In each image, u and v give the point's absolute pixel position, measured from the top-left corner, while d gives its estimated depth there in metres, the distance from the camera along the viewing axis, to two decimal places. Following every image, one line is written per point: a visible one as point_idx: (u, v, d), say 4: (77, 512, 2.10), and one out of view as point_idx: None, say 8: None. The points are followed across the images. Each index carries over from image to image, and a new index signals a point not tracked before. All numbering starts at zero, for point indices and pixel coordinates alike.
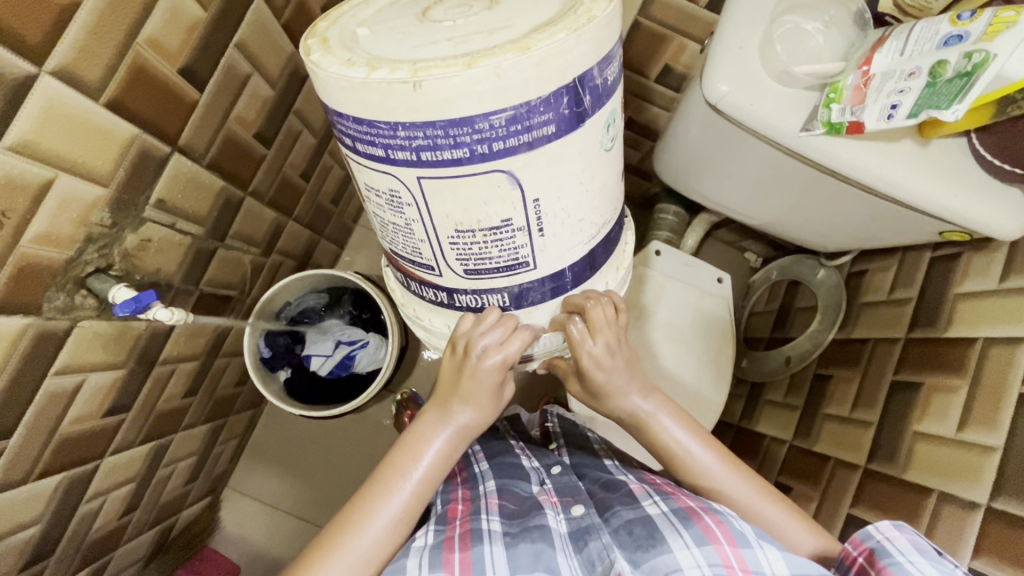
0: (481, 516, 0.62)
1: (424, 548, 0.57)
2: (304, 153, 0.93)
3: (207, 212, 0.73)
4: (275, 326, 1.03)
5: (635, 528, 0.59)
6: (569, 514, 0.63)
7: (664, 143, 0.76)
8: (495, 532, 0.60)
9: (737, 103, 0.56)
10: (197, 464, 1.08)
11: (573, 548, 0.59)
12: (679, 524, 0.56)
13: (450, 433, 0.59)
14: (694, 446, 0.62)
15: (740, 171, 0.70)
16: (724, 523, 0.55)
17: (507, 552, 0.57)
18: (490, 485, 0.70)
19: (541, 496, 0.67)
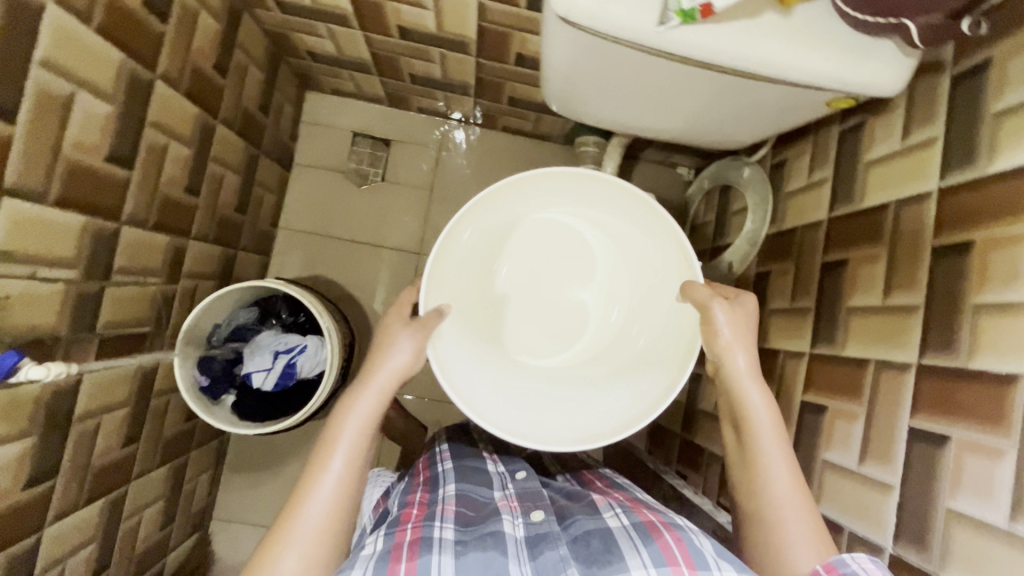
0: (434, 524, 0.67)
1: (371, 556, 0.61)
2: (182, 166, 0.87)
3: (75, 252, 0.68)
4: (208, 351, 0.98)
5: (592, 540, 0.66)
6: (529, 519, 0.70)
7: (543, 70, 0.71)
8: (445, 541, 0.64)
9: (588, 10, 0.52)
10: (169, 506, 1.05)
11: (529, 554, 0.66)
12: (638, 540, 0.63)
13: (371, 395, 0.67)
14: (771, 439, 0.65)
15: (629, 81, 0.67)
16: (683, 541, 0.62)
17: (456, 561, 0.62)
18: (449, 492, 0.76)
19: (501, 502, 0.74)
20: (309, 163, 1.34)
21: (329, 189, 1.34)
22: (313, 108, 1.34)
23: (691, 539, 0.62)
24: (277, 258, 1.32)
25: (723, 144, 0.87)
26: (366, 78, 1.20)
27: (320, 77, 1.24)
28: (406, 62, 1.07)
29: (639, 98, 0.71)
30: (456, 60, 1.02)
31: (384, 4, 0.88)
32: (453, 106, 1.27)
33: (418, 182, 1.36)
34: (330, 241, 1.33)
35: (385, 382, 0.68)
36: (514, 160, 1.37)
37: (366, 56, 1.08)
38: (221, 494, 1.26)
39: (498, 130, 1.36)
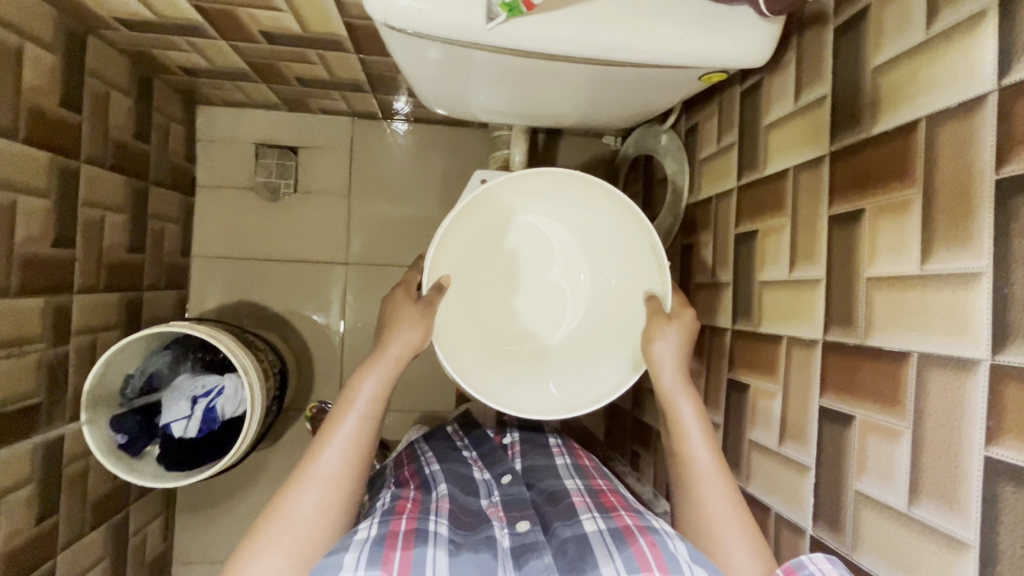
0: (429, 518, 0.65)
1: (366, 541, 0.59)
2: (41, 220, 0.79)
3: None
4: (122, 406, 0.93)
5: (568, 547, 0.63)
6: (514, 529, 0.69)
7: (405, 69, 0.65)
8: (440, 537, 0.62)
9: (408, 13, 0.46)
10: (115, 565, 1.02)
11: (514, 564, 0.64)
12: (615, 547, 0.61)
13: (386, 365, 0.68)
14: (699, 440, 0.67)
15: (492, 73, 0.61)
16: (657, 545, 0.60)
17: (450, 559, 0.60)
18: (441, 490, 0.75)
19: (489, 510, 0.73)
20: (212, 184, 1.25)
21: (239, 209, 1.26)
22: (207, 125, 1.24)
23: (665, 544, 0.60)
24: (195, 289, 1.25)
25: (622, 121, 0.82)
26: (253, 86, 1.11)
27: (205, 90, 1.14)
28: (287, 67, 0.98)
29: (514, 89, 0.65)
30: (337, 60, 0.94)
31: (235, 11, 0.79)
32: (354, 104, 1.19)
33: (334, 188, 1.28)
34: (250, 264, 1.26)
35: (401, 357, 0.69)
36: (431, 151, 1.30)
37: (242, 64, 0.99)
38: (178, 537, 1.22)
39: (409, 121, 1.28)
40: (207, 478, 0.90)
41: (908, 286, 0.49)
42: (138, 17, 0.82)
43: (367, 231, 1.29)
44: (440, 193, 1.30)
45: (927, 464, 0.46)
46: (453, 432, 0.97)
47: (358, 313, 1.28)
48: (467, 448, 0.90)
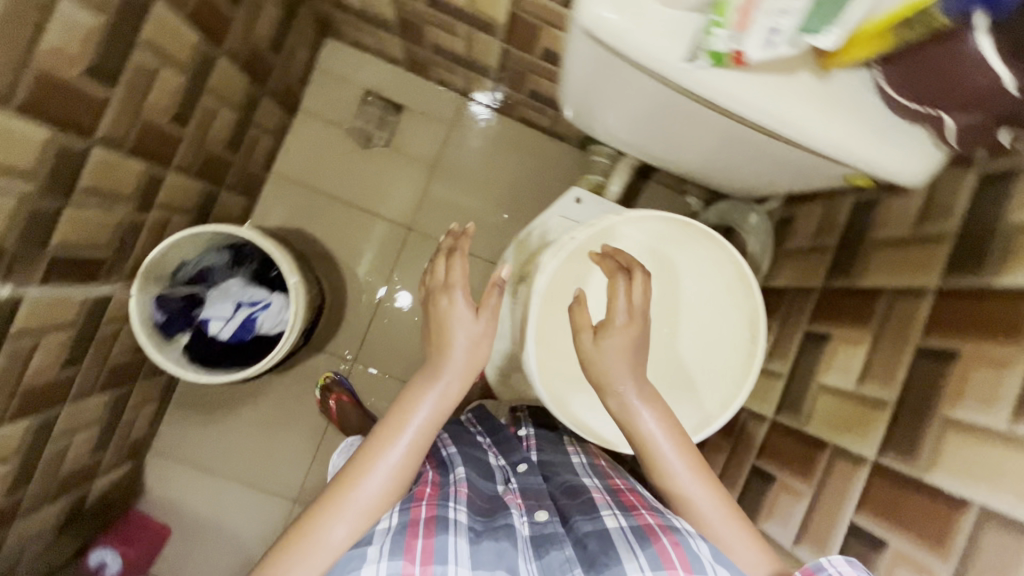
0: (449, 504, 0.65)
1: (388, 534, 0.60)
2: (171, 94, 0.82)
3: (34, 166, 0.63)
4: (170, 287, 0.95)
5: (589, 542, 0.63)
6: (533, 517, 0.68)
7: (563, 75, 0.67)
8: (460, 523, 0.63)
9: (617, 30, 0.48)
10: (103, 433, 1.03)
11: (533, 554, 0.64)
12: (636, 544, 0.61)
13: (437, 390, 0.70)
14: (663, 441, 0.70)
15: (644, 103, 0.62)
16: (680, 545, 0.61)
17: (470, 547, 0.60)
18: (459, 472, 0.74)
19: (507, 497, 0.73)
20: (313, 112, 1.29)
21: (329, 145, 1.29)
22: (328, 57, 1.28)
23: (688, 544, 0.61)
24: (263, 203, 1.28)
25: (731, 189, 0.83)
26: (389, 37, 1.14)
27: (342, 25, 1.18)
28: (432, 31, 1.02)
29: (654, 126, 0.68)
30: (482, 41, 0.97)
31: None
32: (472, 85, 1.22)
33: (423, 155, 1.31)
34: (320, 197, 1.29)
35: (455, 373, 0.72)
36: (524, 152, 1.32)
37: (391, 15, 1.03)
38: (162, 428, 1.23)
39: (514, 118, 1.31)
40: (225, 382, 0.91)
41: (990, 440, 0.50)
42: None
43: (439, 205, 1.31)
44: (518, 194, 1.32)
45: None
46: (466, 419, 0.96)
47: (404, 278, 1.30)
48: (483, 437, 0.90)
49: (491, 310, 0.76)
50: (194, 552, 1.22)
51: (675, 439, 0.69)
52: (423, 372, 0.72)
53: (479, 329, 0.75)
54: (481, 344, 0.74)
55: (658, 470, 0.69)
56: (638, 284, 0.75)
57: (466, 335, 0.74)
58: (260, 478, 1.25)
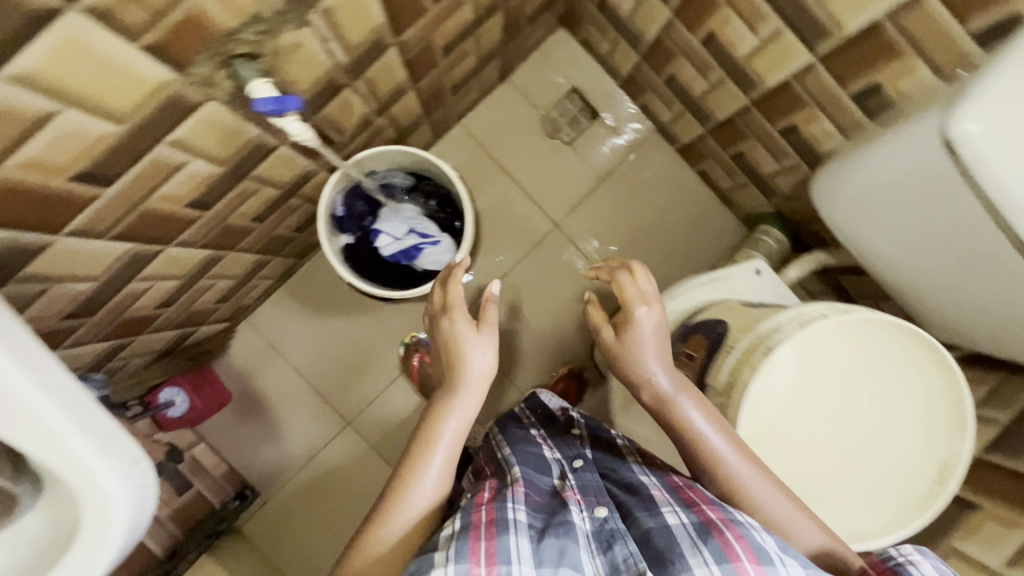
0: (507, 504, 0.62)
1: (455, 531, 0.58)
2: (457, 25, 0.86)
3: (357, 44, 0.67)
4: (358, 189, 1.00)
5: (653, 541, 0.59)
6: (592, 513, 0.64)
7: (851, 164, 0.72)
8: (520, 523, 0.60)
9: (981, 149, 0.52)
10: (233, 288, 1.06)
11: (597, 548, 0.60)
12: (699, 539, 0.57)
13: (461, 400, 0.70)
14: (705, 429, 0.68)
15: (913, 210, 0.66)
16: (745, 538, 0.57)
17: (531, 545, 0.57)
18: (516, 472, 0.71)
19: (564, 492, 0.68)
20: (518, 86, 1.33)
21: (519, 120, 1.34)
22: (554, 43, 1.32)
23: (754, 539, 0.57)
24: (438, 145, 1.32)
25: (932, 330, 0.84)
26: (629, 51, 1.18)
27: (587, 23, 1.22)
28: (682, 65, 1.05)
29: (915, 247, 0.70)
30: (728, 94, 1.00)
31: (723, 7, 0.85)
32: (676, 124, 1.25)
33: (597, 165, 1.34)
34: (490, 163, 1.33)
35: (477, 386, 0.72)
36: (687, 203, 1.35)
37: (652, 35, 1.06)
38: (264, 305, 1.27)
39: (693, 169, 1.33)
40: (370, 294, 0.95)
41: None
42: None
43: (590, 216, 1.34)
44: (664, 237, 1.35)
45: None
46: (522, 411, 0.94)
47: (533, 267, 1.33)
48: (540, 432, 0.85)
49: (493, 323, 0.77)
50: (243, 428, 1.27)
51: (716, 433, 0.67)
52: (447, 385, 0.72)
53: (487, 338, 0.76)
54: (495, 356, 0.75)
55: (707, 463, 0.66)
56: (641, 279, 0.76)
57: (478, 348, 0.74)
58: (328, 389, 1.29)
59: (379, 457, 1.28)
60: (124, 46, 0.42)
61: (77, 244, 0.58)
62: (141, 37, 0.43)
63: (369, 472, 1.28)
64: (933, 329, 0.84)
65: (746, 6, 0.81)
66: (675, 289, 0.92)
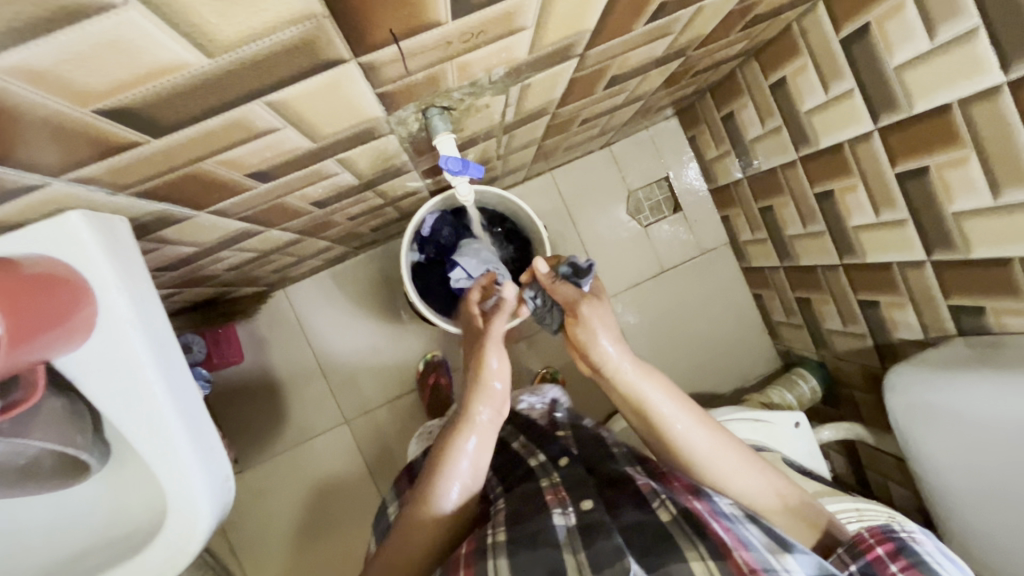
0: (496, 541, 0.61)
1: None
2: (605, 106, 0.87)
3: (526, 111, 0.68)
4: (447, 216, 1.01)
5: (646, 533, 0.62)
6: (579, 507, 0.65)
7: (939, 378, 0.74)
8: (498, 544, 0.61)
9: None
10: (292, 262, 1.04)
11: (584, 539, 0.60)
12: (694, 536, 0.59)
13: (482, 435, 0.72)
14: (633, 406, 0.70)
15: (987, 457, 0.70)
16: (733, 530, 0.59)
17: (511, 561, 0.59)
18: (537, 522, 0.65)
19: (550, 492, 0.68)
20: (617, 156, 1.35)
21: (605, 187, 1.35)
22: (663, 130, 1.35)
23: (742, 531, 0.59)
24: (524, 185, 1.33)
25: (970, 562, 0.81)
26: (735, 167, 1.20)
27: (704, 125, 1.25)
28: (786, 202, 1.07)
29: (999, 493, 0.70)
30: (821, 246, 1.03)
31: (853, 178, 0.87)
32: (752, 247, 1.27)
33: (663, 255, 1.36)
34: (565, 219, 1.34)
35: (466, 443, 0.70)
36: (734, 319, 1.37)
37: (767, 165, 1.09)
38: (307, 280, 1.26)
39: (750, 290, 1.37)
40: (429, 318, 0.94)
41: None
42: (799, 98, 0.92)
43: (642, 302, 1.36)
44: (702, 345, 1.37)
45: None
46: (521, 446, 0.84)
47: None
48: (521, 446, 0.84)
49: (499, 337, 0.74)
50: (242, 393, 1.24)
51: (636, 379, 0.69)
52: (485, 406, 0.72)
53: (589, 324, 0.68)
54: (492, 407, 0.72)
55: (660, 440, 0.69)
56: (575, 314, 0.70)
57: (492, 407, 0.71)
58: (338, 384, 1.27)
59: (361, 462, 1.27)
60: (365, 91, 0.42)
61: (209, 221, 0.57)
62: (384, 87, 0.43)
63: (348, 475, 1.27)
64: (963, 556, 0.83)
65: (878, 189, 0.83)
66: (719, 419, 0.93)
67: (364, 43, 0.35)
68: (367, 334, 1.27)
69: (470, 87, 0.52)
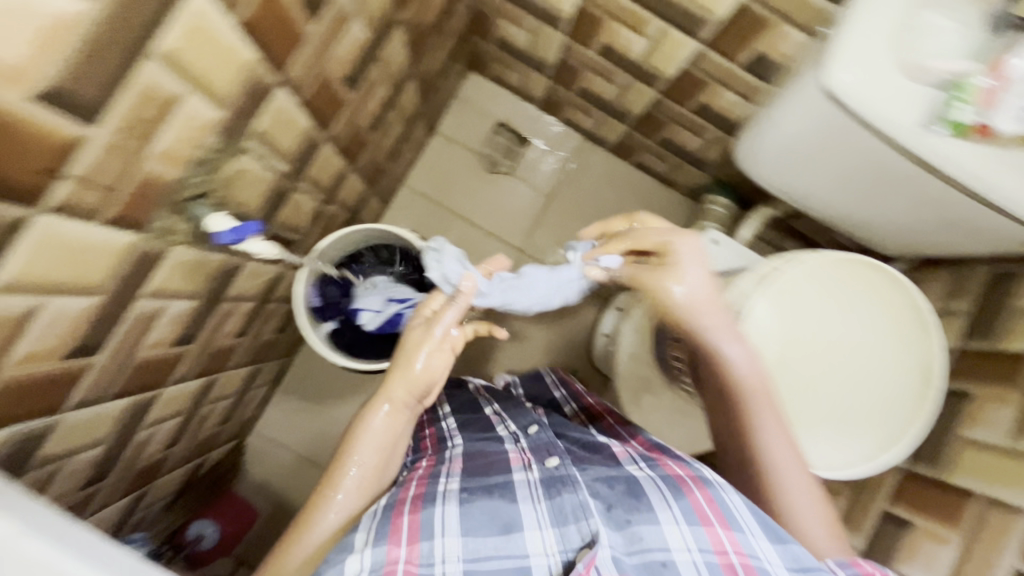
0: (438, 480, 0.68)
1: (373, 517, 0.63)
2: (377, 104, 0.91)
3: (292, 152, 0.71)
4: (327, 275, 1.01)
5: (617, 484, 0.66)
6: (543, 465, 0.69)
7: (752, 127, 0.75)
8: (450, 492, 0.66)
9: (856, 97, 0.56)
10: (231, 406, 1.06)
11: (544, 493, 0.65)
12: (670, 495, 0.65)
13: (364, 456, 0.70)
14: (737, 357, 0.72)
15: (839, 173, 0.72)
16: (713, 502, 0.64)
17: (460, 509, 0.63)
18: (459, 449, 0.75)
19: (513, 455, 0.72)
20: (447, 134, 1.39)
21: (455, 164, 1.39)
22: (469, 87, 1.39)
23: (723, 500, 0.64)
24: (389, 210, 1.37)
25: (887, 247, 0.86)
26: (539, 76, 1.24)
27: (492, 62, 1.30)
28: (590, 77, 1.12)
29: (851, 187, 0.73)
30: (637, 91, 1.07)
31: (609, 22, 0.92)
32: (600, 128, 1.32)
33: (541, 184, 1.40)
34: (442, 213, 1.38)
35: (381, 425, 0.71)
36: (633, 194, 1.41)
37: (554, 59, 1.13)
38: (266, 411, 1.28)
39: (627, 161, 1.40)
40: (370, 369, 0.97)
41: None
42: None
43: (549, 234, 1.40)
44: None
45: None
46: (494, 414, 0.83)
47: None
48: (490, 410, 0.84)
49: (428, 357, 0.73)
50: (277, 540, 1.24)
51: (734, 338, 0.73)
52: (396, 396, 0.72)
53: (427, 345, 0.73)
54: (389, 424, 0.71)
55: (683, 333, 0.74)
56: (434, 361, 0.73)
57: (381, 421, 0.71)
58: None
59: None
60: (86, 227, 0.45)
61: (80, 416, 0.59)
62: (103, 213, 0.46)
63: None
64: (877, 244, 0.87)
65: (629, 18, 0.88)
66: None
67: (21, 191, 0.38)
68: (345, 419, 1.29)
69: (200, 166, 0.55)
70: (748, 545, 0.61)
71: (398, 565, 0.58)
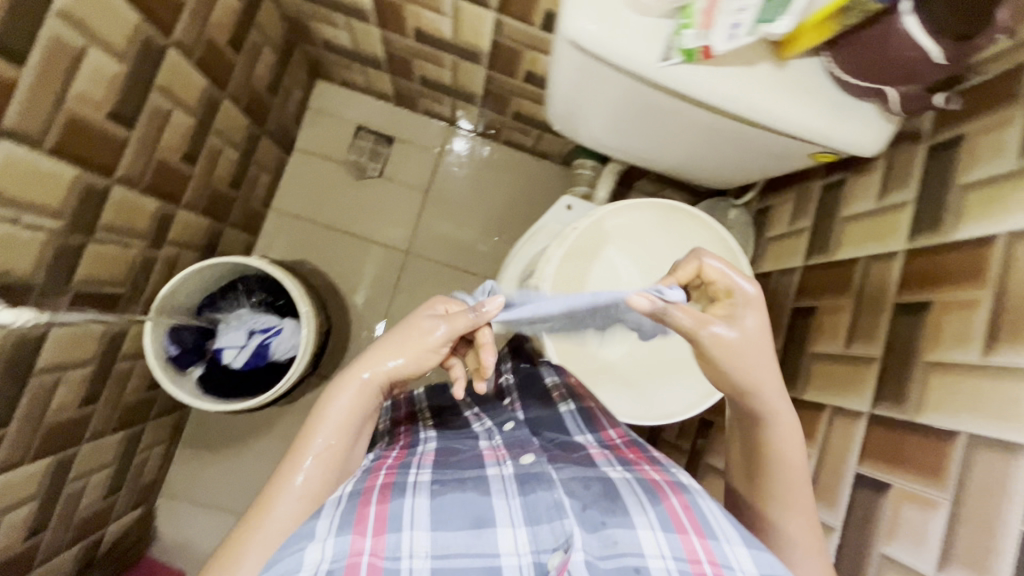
0: (409, 468, 0.55)
1: (336, 503, 0.49)
2: (181, 134, 0.87)
3: (61, 204, 0.67)
4: (180, 321, 0.96)
5: (592, 485, 0.55)
6: (518, 462, 0.56)
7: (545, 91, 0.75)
8: (421, 483, 0.53)
9: (599, 41, 0.56)
10: (115, 475, 1.02)
11: (516, 491, 0.53)
12: (646, 499, 0.53)
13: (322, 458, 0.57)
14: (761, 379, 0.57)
15: (634, 123, 0.73)
16: (690, 507, 0.53)
17: (430, 504, 0.51)
18: (431, 444, 0.61)
19: (487, 452, 0.59)
20: (307, 149, 1.35)
21: (322, 178, 1.35)
22: (320, 97, 1.35)
23: (700, 504, 0.52)
24: (263, 238, 1.32)
25: (711, 182, 0.88)
26: (378, 73, 1.21)
27: (332, 67, 1.26)
28: (420, 65, 1.09)
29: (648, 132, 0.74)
30: (466, 70, 1.05)
31: (405, 7, 0.90)
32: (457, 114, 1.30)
33: (415, 181, 1.37)
34: (318, 230, 1.34)
35: (345, 405, 0.58)
36: (509, 173, 1.39)
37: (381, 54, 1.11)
38: (171, 470, 1.22)
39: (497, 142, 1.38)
40: (241, 409, 0.93)
41: (964, 374, 0.56)
42: None
43: (433, 230, 1.36)
44: (505, 214, 1.38)
45: (962, 536, 0.52)
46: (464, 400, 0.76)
47: (404, 307, 1.33)
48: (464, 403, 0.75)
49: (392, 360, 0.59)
50: None
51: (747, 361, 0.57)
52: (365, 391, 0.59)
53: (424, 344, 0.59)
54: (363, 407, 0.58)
55: (719, 377, 0.58)
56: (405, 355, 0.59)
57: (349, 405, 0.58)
58: None
59: None
60: None
61: None
62: None
63: None
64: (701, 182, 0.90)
65: None
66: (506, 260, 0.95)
67: None
68: (257, 461, 1.24)
69: None
70: (723, 552, 0.48)
71: (361, 557, 0.45)
